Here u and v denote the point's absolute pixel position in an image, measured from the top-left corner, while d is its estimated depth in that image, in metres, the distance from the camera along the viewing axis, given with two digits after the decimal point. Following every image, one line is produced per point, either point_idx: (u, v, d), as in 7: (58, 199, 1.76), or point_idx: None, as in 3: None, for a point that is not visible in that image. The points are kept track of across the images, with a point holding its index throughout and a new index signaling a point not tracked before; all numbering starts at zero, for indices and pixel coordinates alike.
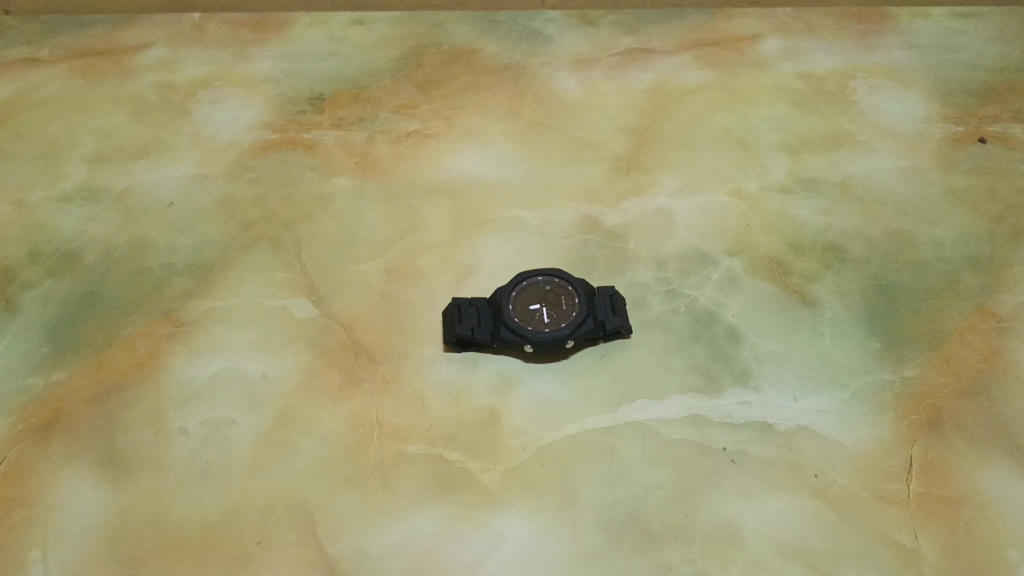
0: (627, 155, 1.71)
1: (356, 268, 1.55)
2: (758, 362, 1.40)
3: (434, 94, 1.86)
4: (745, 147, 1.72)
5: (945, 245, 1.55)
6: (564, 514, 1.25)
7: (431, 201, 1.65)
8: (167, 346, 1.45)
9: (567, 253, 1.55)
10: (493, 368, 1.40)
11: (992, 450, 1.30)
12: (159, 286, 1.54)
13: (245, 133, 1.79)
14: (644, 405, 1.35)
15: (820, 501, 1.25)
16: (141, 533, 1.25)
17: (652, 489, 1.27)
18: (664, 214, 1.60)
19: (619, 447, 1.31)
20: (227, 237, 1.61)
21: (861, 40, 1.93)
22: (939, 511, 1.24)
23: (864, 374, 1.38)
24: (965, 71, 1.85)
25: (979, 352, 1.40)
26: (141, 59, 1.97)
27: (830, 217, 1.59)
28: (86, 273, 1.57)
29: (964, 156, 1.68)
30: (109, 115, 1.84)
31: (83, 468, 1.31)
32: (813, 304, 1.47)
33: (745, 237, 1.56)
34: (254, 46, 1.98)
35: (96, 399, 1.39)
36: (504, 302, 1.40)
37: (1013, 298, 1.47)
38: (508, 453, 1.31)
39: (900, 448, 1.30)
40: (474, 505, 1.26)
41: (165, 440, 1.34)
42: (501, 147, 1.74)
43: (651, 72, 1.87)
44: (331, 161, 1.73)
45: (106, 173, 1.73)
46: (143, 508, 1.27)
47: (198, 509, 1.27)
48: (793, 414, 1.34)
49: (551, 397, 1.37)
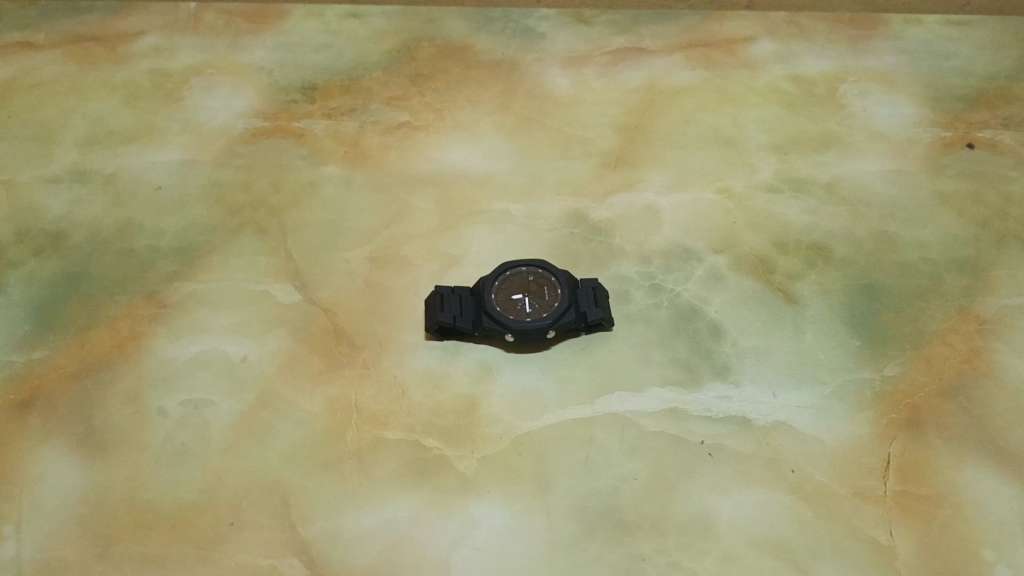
0: (616, 152, 1.72)
1: (341, 255, 1.55)
2: (738, 358, 1.40)
3: (426, 86, 1.87)
4: (734, 147, 1.72)
5: (930, 247, 1.55)
6: (539, 503, 1.25)
7: (419, 192, 1.65)
8: (149, 327, 1.45)
9: (552, 247, 1.55)
10: (474, 357, 1.40)
11: (970, 449, 1.30)
12: (144, 268, 1.54)
13: (236, 121, 1.80)
14: (624, 397, 1.35)
15: (796, 496, 1.25)
16: (116, 510, 1.25)
17: (629, 480, 1.26)
18: (650, 210, 1.61)
19: (597, 437, 1.31)
20: (214, 222, 1.61)
21: (854, 45, 1.93)
22: (915, 508, 1.24)
23: (844, 371, 1.38)
24: (956, 78, 1.85)
25: (960, 353, 1.40)
26: (136, 45, 1.97)
27: (816, 217, 1.59)
28: (72, 254, 1.57)
29: (952, 160, 1.69)
30: (101, 100, 1.85)
31: (60, 446, 1.31)
32: (795, 301, 1.47)
33: (731, 235, 1.56)
34: (249, 36, 1.98)
35: (76, 377, 1.39)
36: (487, 291, 1.40)
37: (996, 300, 1.47)
38: (485, 440, 1.31)
39: (878, 445, 1.30)
40: (449, 491, 1.26)
41: (144, 420, 1.34)
42: (491, 141, 1.75)
43: (643, 71, 1.87)
44: (321, 150, 1.73)
45: (96, 156, 1.73)
46: (119, 487, 1.27)
47: (174, 489, 1.27)
48: (771, 409, 1.34)
49: (531, 387, 1.36)
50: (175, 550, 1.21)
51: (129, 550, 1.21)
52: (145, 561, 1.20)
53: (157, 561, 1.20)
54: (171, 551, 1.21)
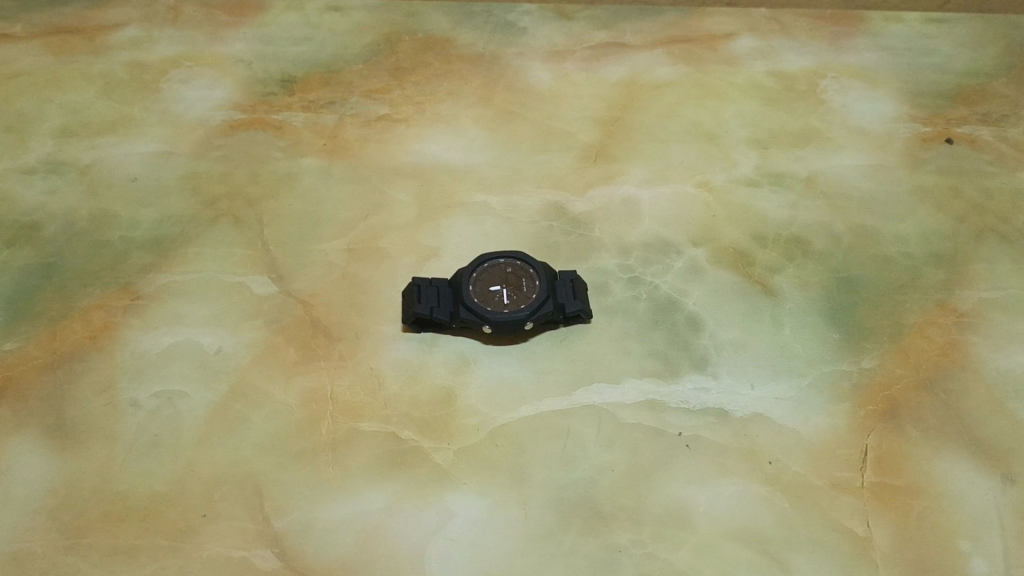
0: (596, 145, 1.71)
1: (319, 246, 1.54)
2: (717, 350, 1.39)
3: (406, 79, 1.86)
4: (715, 141, 1.72)
5: (909, 241, 1.55)
6: (515, 493, 1.24)
7: (398, 184, 1.64)
8: (123, 318, 1.44)
9: (532, 239, 1.54)
10: (451, 348, 1.39)
11: (947, 441, 1.30)
12: (119, 259, 1.53)
13: (214, 113, 1.78)
14: (601, 388, 1.34)
15: (774, 487, 1.24)
16: (87, 502, 1.23)
17: (606, 471, 1.26)
18: (630, 203, 1.60)
19: (574, 428, 1.30)
20: (190, 213, 1.60)
21: (834, 41, 1.93)
22: (892, 500, 1.24)
23: (822, 363, 1.37)
24: (936, 74, 1.85)
25: (938, 346, 1.40)
26: (114, 37, 1.95)
27: (795, 211, 1.59)
28: (46, 245, 1.55)
29: (931, 155, 1.69)
30: (78, 91, 1.83)
31: (31, 436, 1.30)
32: (774, 294, 1.46)
33: (710, 228, 1.56)
34: (229, 28, 1.97)
35: (48, 368, 1.37)
36: (464, 282, 1.39)
37: (974, 294, 1.47)
38: (461, 431, 1.30)
39: (855, 437, 1.29)
40: (425, 482, 1.25)
41: (116, 412, 1.32)
42: (470, 134, 1.74)
43: (624, 66, 1.87)
44: (300, 142, 1.72)
45: (71, 147, 1.72)
46: (90, 478, 1.26)
47: (146, 481, 1.25)
48: (749, 401, 1.33)
49: (509, 378, 1.36)
50: (147, 541, 1.20)
51: (100, 542, 1.20)
52: (116, 553, 1.18)
53: (128, 552, 1.19)
54: (142, 543, 1.19)
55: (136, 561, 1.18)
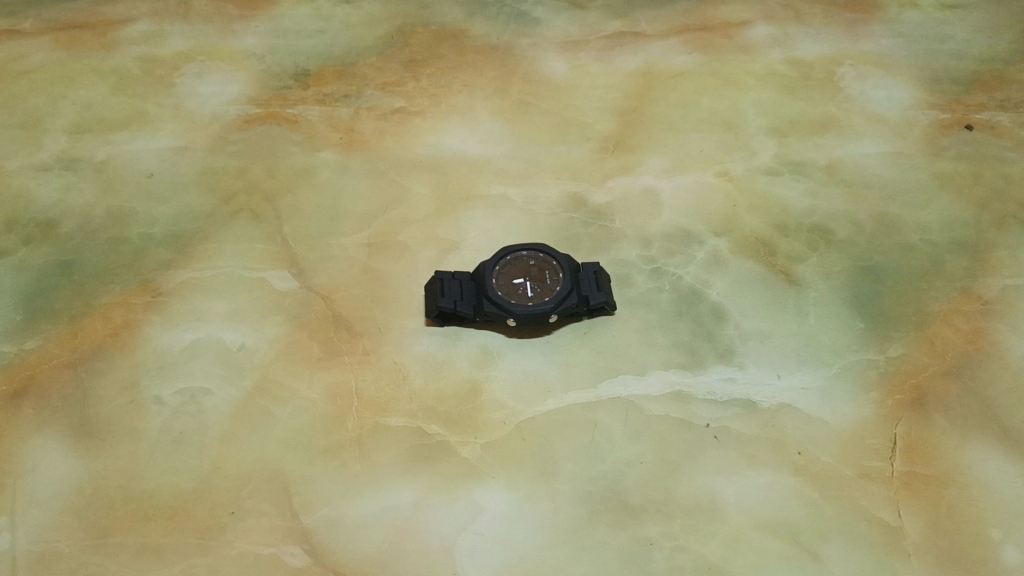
0: (614, 136, 1.70)
1: (338, 241, 1.53)
2: (742, 341, 1.38)
3: (421, 72, 1.85)
4: (733, 130, 1.71)
5: (931, 229, 1.54)
6: (543, 487, 1.23)
7: (417, 177, 1.63)
8: (143, 315, 1.43)
9: (552, 231, 1.54)
10: (475, 342, 1.39)
11: (976, 430, 1.29)
12: (137, 256, 1.52)
13: (228, 108, 1.78)
14: (627, 381, 1.34)
15: (803, 478, 1.24)
16: (112, 502, 1.23)
17: (634, 464, 1.25)
18: (650, 193, 1.59)
19: (601, 420, 1.29)
20: (208, 209, 1.59)
21: (850, 28, 1.92)
22: (922, 488, 1.23)
23: (847, 353, 1.37)
24: (953, 61, 1.84)
25: (963, 334, 1.39)
26: (125, 32, 1.94)
27: (816, 199, 1.58)
28: (63, 242, 1.54)
29: (951, 142, 1.68)
30: (91, 87, 1.82)
31: (55, 435, 1.29)
32: (798, 284, 1.46)
33: (732, 218, 1.55)
34: (241, 22, 1.96)
35: (70, 366, 1.37)
36: (487, 275, 1.38)
37: (999, 281, 1.47)
38: (487, 426, 1.29)
39: (883, 427, 1.29)
40: (453, 477, 1.24)
41: (140, 409, 1.32)
42: (487, 126, 1.73)
43: (639, 55, 1.86)
44: (315, 136, 1.72)
45: (86, 143, 1.71)
46: (114, 477, 1.25)
47: (172, 478, 1.25)
48: (776, 391, 1.32)
49: (534, 371, 1.35)
50: (174, 541, 1.19)
51: (128, 540, 1.19)
52: (144, 552, 1.18)
53: (156, 551, 1.18)
54: (170, 541, 1.19)
55: (164, 561, 1.17)
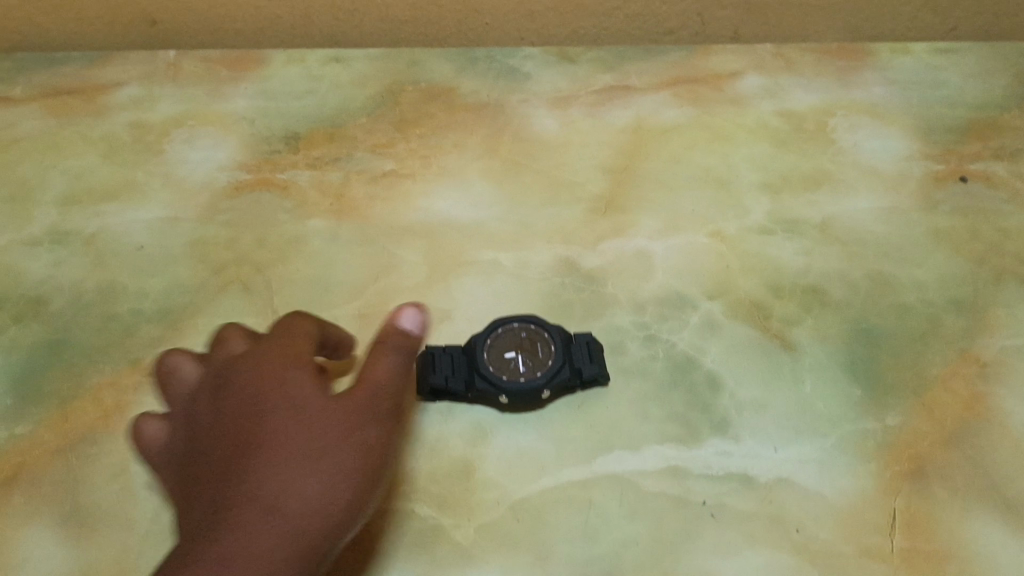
0: (605, 196, 1.69)
1: (330, 312, 1.53)
2: (738, 411, 1.37)
3: (411, 132, 1.84)
4: (725, 187, 1.70)
5: (927, 287, 1.53)
6: (539, 572, 1.21)
7: (407, 243, 1.62)
8: (134, 396, 1.42)
9: (544, 299, 1.52)
10: (467, 418, 1.36)
11: (976, 502, 1.27)
12: (128, 333, 1.51)
13: (218, 174, 1.77)
14: (622, 456, 1.32)
15: (801, 556, 1.22)
16: (310, 444, 1.14)
17: (630, 545, 1.23)
18: (642, 255, 1.58)
19: (596, 499, 1.28)
20: (198, 282, 1.58)
21: (842, 76, 1.90)
22: (922, 565, 1.21)
23: (844, 422, 1.35)
24: (946, 109, 1.83)
25: (961, 399, 1.38)
26: (115, 97, 1.93)
27: (810, 258, 1.57)
28: (53, 320, 1.53)
29: (945, 196, 1.67)
30: (81, 155, 1.82)
31: (45, 526, 1.28)
32: (793, 348, 1.44)
33: (725, 280, 1.54)
34: (230, 83, 1.94)
35: (60, 452, 1.36)
36: (478, 349, 1.38)
37: (996, 342, 1.45)
38: (480, 507, 1.27)
39: (882, 500, 1.27)
40: (446, 562, 1.22)
41: (130, 496, 1.31)
42: (478, 188, 1.72)
43: (630, 110, 1.85)
44: (306, 203, 1.71)
45: (75, 216, 1.70)
46: (317, 418, 1.16)
47: (353, 450, 1.16)
48: (773, 464, 1.31)
49: (527, 447, 1.33)
50: (312, 536, 1.09)
51: (288, 502, 1.09)
52: (273, 510, 1.07)
53: (298, 531, 1.07)
54: None
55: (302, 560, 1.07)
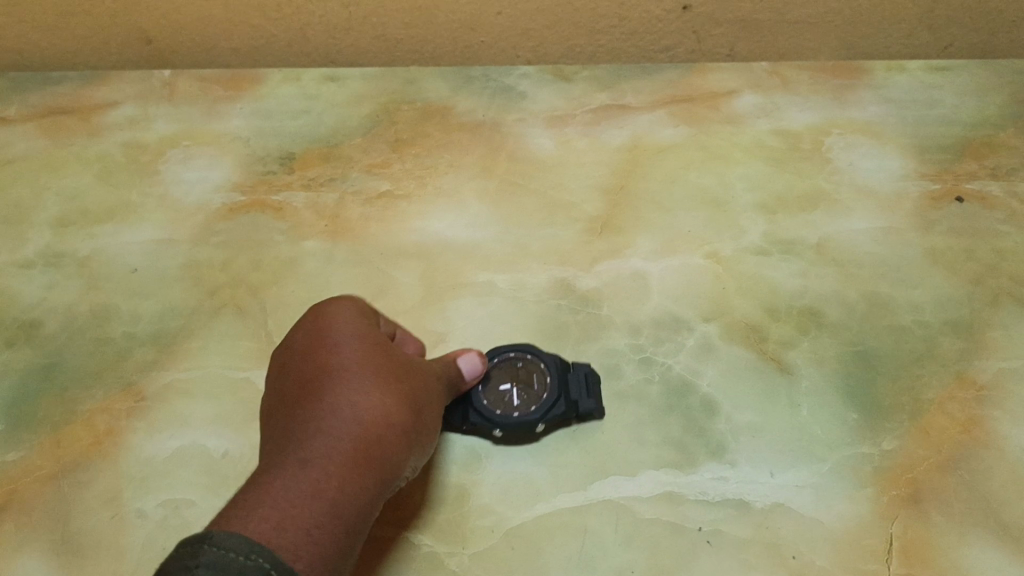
0: (601, 217, 1.68)
1: None
2: (734, 436, 1.36)
3: (406, 152, 1.84)
4: (721, 207, 1.69)
5: (923, 309, 1.52)
6: None
7: (402, 265, 1.62)
8: (127, 422, 1.41)
9: (540, 322, 1.52)
10: (461, 444, 1.36)
11: (973, 528, 1.26)
12: (121, 357, 1.50)
13: (213, 195, 1.76)
14: (617, 482, 1.31)
15: None
16: (352, 397, 1.12)
17: (626, 573, 1.22)
18: (638, 276, 1.58)
19: (591, 525, 1.27)
20: (192, 305, 1.58)
21: (838, 94, 1.90)
22: None
23: (841, 447, 1.34)
24: (942, 128, 1.83)
25: (958, 423, 1.37)
26: (110, 116, 1.92)
27: (807, 279, 1.57)
28: (46, 344, 1.53)
29: (941, 216, 1.66)
30: (76, 176, 1.81)
31: (36, 554, 1.27)
32: (789, 371, 1.44)
33: (721, 302, 1.53)
34: (225, 103, 1.94)
35: (52, 478, 1.35)
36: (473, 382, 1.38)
37: (993, 364, 1.45)
38: (475, 534, 1.27)
39: (879, 527, 1.26)
40: None
41: (122, 523, 1.30)
42: (474, 208, 1.72)
43: (626, 129, 1.85)
44: (300, 224, 1.70)
45: (70, 238, 1.70)
46: (360, 374, 1.16)
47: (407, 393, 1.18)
48: (769, 490, 1.30)
49: (522, 474, 1.33)
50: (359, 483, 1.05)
51: (331, 454, 1.05)
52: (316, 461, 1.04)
53: (341, 478, 1.04)
54: None
55: (350, 508, 1.03)
